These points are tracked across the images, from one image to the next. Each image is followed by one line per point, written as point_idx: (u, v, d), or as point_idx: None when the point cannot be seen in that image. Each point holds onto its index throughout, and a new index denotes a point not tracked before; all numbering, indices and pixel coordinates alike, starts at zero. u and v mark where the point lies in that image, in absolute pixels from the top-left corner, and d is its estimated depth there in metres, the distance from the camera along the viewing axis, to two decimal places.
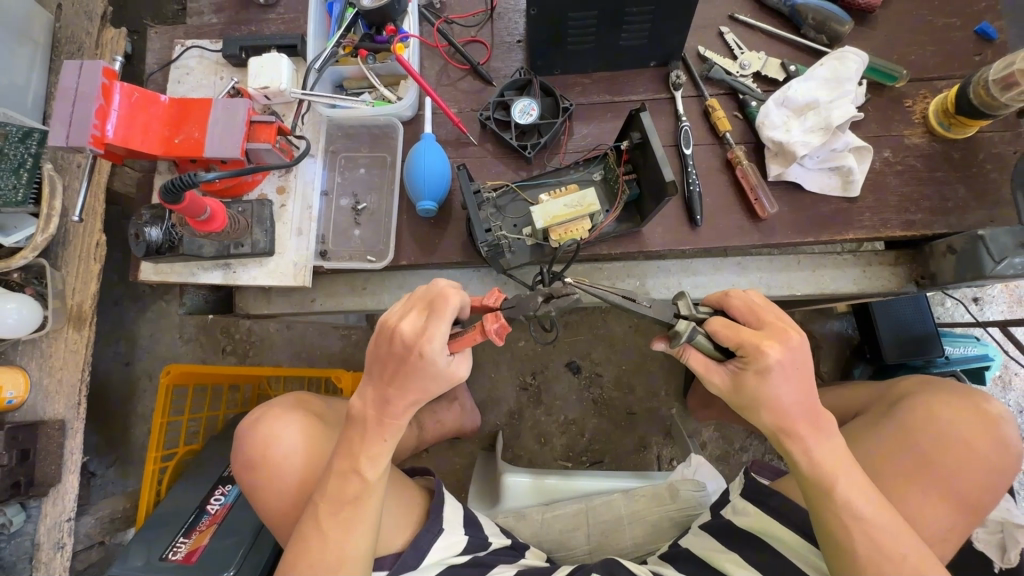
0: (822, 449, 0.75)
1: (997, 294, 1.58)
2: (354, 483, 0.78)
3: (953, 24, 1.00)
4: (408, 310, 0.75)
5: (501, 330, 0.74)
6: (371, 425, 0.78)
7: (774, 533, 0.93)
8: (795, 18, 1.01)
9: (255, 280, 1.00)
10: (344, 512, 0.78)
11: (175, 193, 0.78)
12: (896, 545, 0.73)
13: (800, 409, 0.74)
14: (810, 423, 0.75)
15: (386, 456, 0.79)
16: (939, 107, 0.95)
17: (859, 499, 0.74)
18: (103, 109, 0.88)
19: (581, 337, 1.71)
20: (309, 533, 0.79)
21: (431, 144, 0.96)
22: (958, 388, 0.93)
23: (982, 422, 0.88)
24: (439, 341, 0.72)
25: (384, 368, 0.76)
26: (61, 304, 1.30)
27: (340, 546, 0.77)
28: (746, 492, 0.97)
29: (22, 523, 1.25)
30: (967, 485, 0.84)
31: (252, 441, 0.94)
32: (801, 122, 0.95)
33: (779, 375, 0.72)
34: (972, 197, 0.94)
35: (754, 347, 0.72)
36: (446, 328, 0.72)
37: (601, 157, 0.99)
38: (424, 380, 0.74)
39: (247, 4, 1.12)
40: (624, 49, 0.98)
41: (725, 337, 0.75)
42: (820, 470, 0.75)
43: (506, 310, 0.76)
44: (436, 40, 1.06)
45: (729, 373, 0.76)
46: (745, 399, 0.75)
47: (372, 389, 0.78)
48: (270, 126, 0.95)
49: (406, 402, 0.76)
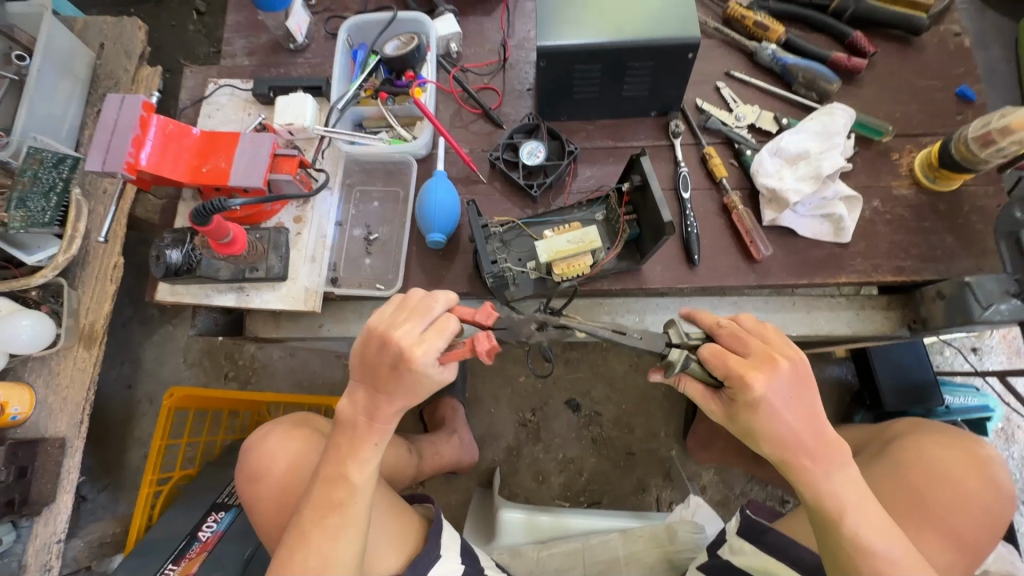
0: (830, 480, 0.75)
1: (995, 345, 1.61)
2: (342, 488, 0.79)
3: (935, 86, 1.07)
4: (403, 319, 0.76)
5: (490, 351, 0.75)
6: (360, 430, 0.80)
7: (771, 570, 0.91)
8: (786, 76, 1.08)
9: (267, 303, 1.04)
10: (331, 517, 0.78)
11: (204, 217, 0.84)
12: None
13: (803, 437, 0.74)
14: (818, 455, 0.75)
15: (375, 460, 0.81)
16: (924, 160, 1.00)
17: (854, 528, 0.74)
18: (140, 139, 0.95)
19: (581, 375, 1.72)
20: (295, 546, 0.78)
21: (441, 180, 1.02)
22: (951, 430, 0.94)
23: (973, 463, 0.89)
24: (431, 354, 0.74)
25: (373, 376, 0.77)
26: (74, 322, 1.34)
27: (325, 554, 0.77)
28: (741, 529, 0.95)
29: (12, 542, 1.24)
30: (968, 525, 0.84)
31: (256, 455, 0.96)
32: (793, 171, 1.00)
33: (767, 407, 0.73)
34: (960, 247, 0.98)
35: (740, 377, 0.73)
36: (440, 343, 0.74)
37: (603, 198, 1.04)
38: (414, 387, 0.76)
39: (280, 49, 1.21)
40: (627, 98, 1.05)
41: (714, 365, 0.75)
42: (829, 503, 0.75)
43: (498, 330, 0.78)
44: (451, 86, 1.13)
45: (724, 401, 0.77)
46: (741, 427, 0.76)
47: (362, 394, 0.80)
48: (292, 159, 1.01)
49: (394, 407, 0.78)
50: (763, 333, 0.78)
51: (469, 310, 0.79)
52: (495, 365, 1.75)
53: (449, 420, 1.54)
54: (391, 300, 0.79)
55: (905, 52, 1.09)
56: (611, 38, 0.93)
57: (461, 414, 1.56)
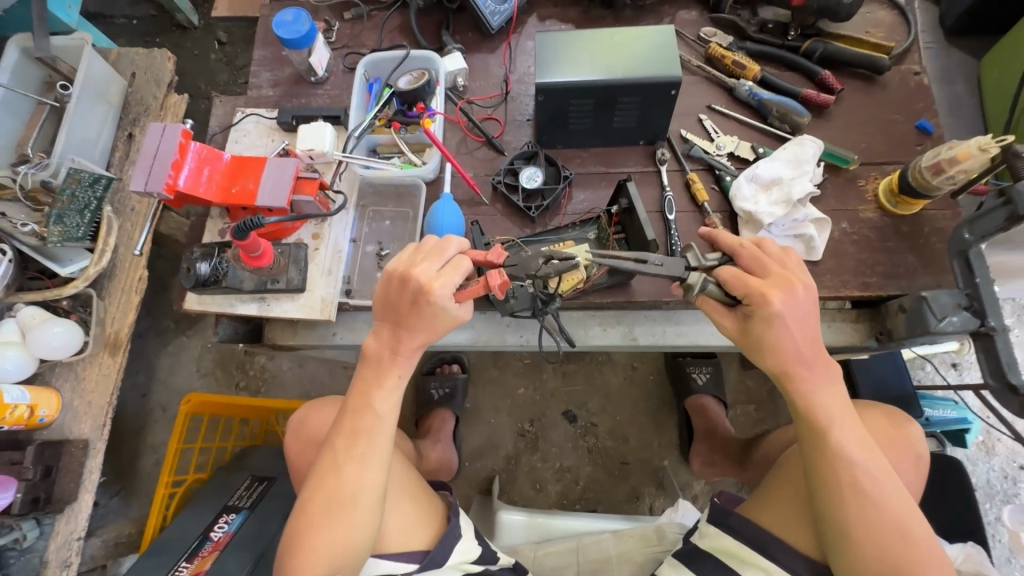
0: (821, 391, 0.82)
1: (973, 361, 1.69)
2: (368, 418, 0.86)
3: (898, 119, 1.18)
4: (421, 260, 0.84)
5: (502, 287, 0.84)
6: (385, 362, 0.87)
7: (734, 552, 0.96)
8: (762, 109, 1.19)
9: (286, 312, 1.13)
10: (359, 446, 0.85)
11: (244, 231, 0.95)
12: (883, 493, 0.79)
13: (803, 352, 0.82)
14: (816, 367, 0.82)
15: (398, 392, 0.87)
16: (887, 187, 1.10)
17: (837, 438, 0.81)
18: (178, 162, 1.05)
19: (578, 387, 1.79)
20: (324, 469, 0.85)
21: (448, 203, 1.11)
22: (870, 403, 1.05)
23: (893, 425, 0.99)
24: (448, 289, 0.82)
25: (395, 313, 0.85)
26: (101, 330, 1.43)
27: (356, 481, 0.84)
28: (711, 516, 1.01)
29: (35, 539, 1.31)
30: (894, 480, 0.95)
31: (303, 429, 1.08)
32: (768, 196, 1.10)
33: (782, 322, 0.80)
34: (921, 265, 1.07)
35: (760, 296, 0.80)
36: (456, 279, 0.83)
37: (595, 219, 1.13)
38: (434, 320, 0.84)
39: (301, 81, 1.33)
40: (617, 129, 1.16)
41: (734, 286, 0.83)
42: (817, 414, 0.82)
43: (510, 268, 0.86)
44: (458, 116, 1.24)
45: (738, 318, 0.86)
46: (751, 342, 0.84)
47: (386, 329, 0.87)
48: (313, 182, 1.12)
49: (415, 341, 0.86)
50: (784, 259, 0.86)
51: (481, 252, 0.88)
52: (495, 376, 1.83)
53: (437, 430, 1.63)
54: (406, 247, 0.87)
55: (870, 89, 1.20)
56: (602, 77, 1.04)
57: (451, 424, 1.66)
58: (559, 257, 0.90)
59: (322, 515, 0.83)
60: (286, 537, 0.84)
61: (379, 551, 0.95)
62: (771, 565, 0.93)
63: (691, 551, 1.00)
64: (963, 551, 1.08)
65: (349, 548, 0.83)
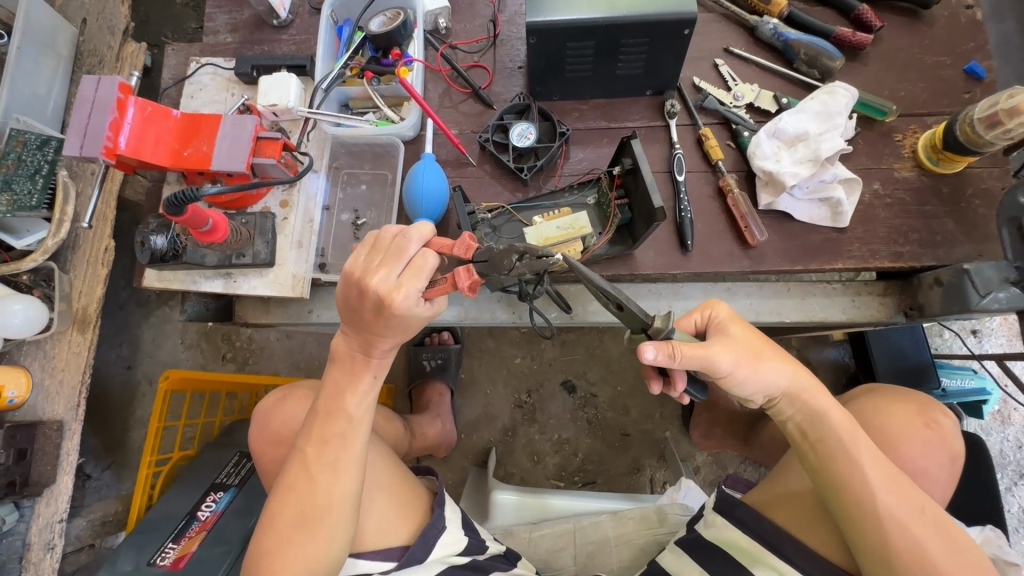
0: (831, 412, 0.79)
1: (995, 328, 1.60)
2: (341, 422, 0.80)
3: (944, 62, 1.03)
4: (378, 264, 0.73)
5: (473, 287, 0.75)
6: (357, 363, 0.81)
7: (741, 545, 0.89)
8: (788, 52, 1.03)
9: (254, 289, 1.03)
10: (331, 451, 0.80)
11: (177, 206, 0.81)
12: (897, 512, 0.75)
13: (800, 375, 0.80)
14: (817, 390, 0.80)
15: (371, 394, 0.82)
16: (928, 142, 0.97)
17: (861, 453, 0.77)
18: (118, 121, 0.93)
19: (577, 357, 1.71)
20: (297, 479, 0.81)
21: (430, 163, 0.99)
22: (903, 392, 0.97)
23: (929, 421, 0.90)
24: (412, 296, 0.72)
25: (359, 321, 0.76)
26: (67, 306, 1.33)
27: (329, 489, 0.80)
28: (717, 504, 0.94)
29: (15, 522, 1.25)
30: (929, 484, 0.88)
31: (274, 420, 1.03)
32: (790, 153, 0.97)
33: (757, 332, 0.80)
34: (961, 232, 0.96)
35: (721, 310, 0.83)
36: (419, 283, 0.72)
37: (595, 181, 1.02)
38: (402, 327, 0.75)
39: (263, 24, 1.17)
40: (622, 77, 1.02)
41: (692, 314, 0.84)
42: (831, 438, 0.79)
43: (478, 264, 0.75)
44: (439, 64, 1.09)
45: (719, 348, 0.79)
46: (743, 363, 0.78)
47: (353, 333, 0.79)
48: (275, 142, 0.98)
49: (387, 344, 0.78)
50: None
51: (446, 243, 0.77)
52: (490, 347, 1.75)
53: (434, 404, 1.57)
54: (363, 241, 0.76)
55: (914, 26, 1.04)
56: (603, 14, 0.89)
57: (447, 398, 1.59)
58: (534, 253, 0.74)
59: (298, 526, 0.79)
60: (258, 546, 0.81)
61: (357, 550, 0.90)
62: (781, 562, 0.85)
63: (695, 540, 0.95)
64: (982, 534, 1.00)
65: (323, 558, 0.80)
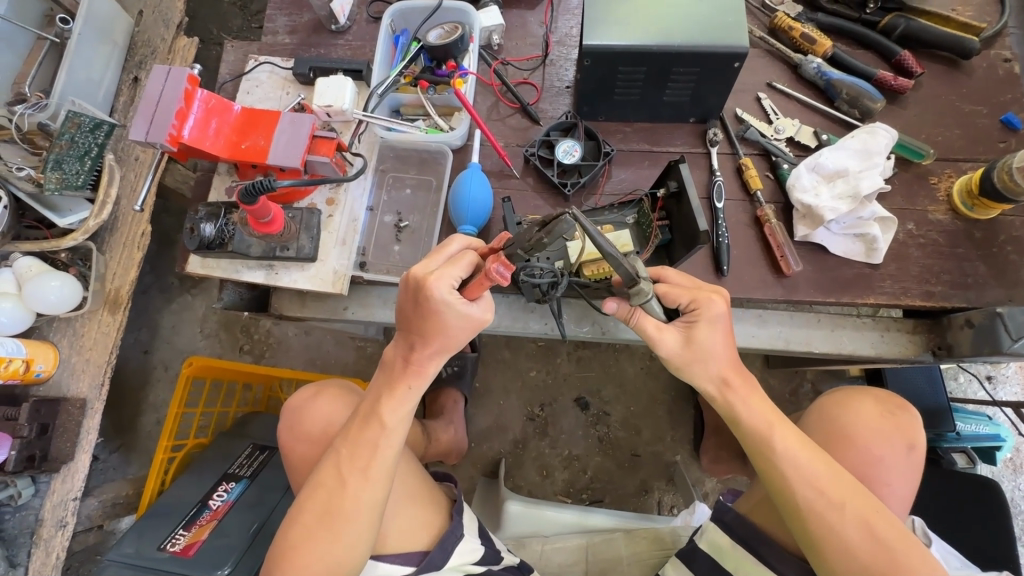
0: (748, 407, 0.83)
1: (1011, 374, 1.61)
2: (375, 428, 0.83)
3: (980, 111, 1.06)
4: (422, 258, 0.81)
5: (505, 271, 0.74)
6: (397, 371, 0.84)
7: (729, 551, 0.91)
8: (829, 91, 1.07)
9: (295, 283, 1.05)
10: (361, 456, 0.82)
11: (252, 195, 0.85)
12: (829, 494, 0.77)
13: (725, 358, 0.83)
14: (744, 384, 0.84)
15: (410, 405, 0.84)
16: (963, 187, 0.99)
17: (776, 443, 0.80)
18: (184, 111, 0.96)
19: (591, 373, 1.73)
20: (327, 477, 0.83)
21: (476, 173, 1.01)
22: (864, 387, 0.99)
23: (888, 413, 0.93)
24: (446, 283, 0.76)
25: (406, 319, 0.81)
26: (101, 286, 1.35)
27: (356, 494, 0.81)
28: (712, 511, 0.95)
29: (31, 497, 1.26)
30: (885, 473, 0.89)
31: (297, 419, 1.05)
32: (830, 188, 1.00)
33: (722, 325, 0.83)
34: (992, 277, 0.98)
35: (704, 298, 0.83)
36: (456, 272, 0.77)
37: (635, 202, 1.03)
38: (441, 322, 0.78)
39: (321, 29, 1.21)
40: (668, 103, 1.05)
41: (676, 295, 0.85)
42: (755, 424, 0.82)
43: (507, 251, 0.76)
44: (490, 79, 1.13)
45: (679, 330, 0.84)
46: (693, 352, 0.83)
47: (401, 338, 0.83)
48: (331, 142, 1.01)
49: (431, 349, 0.81)
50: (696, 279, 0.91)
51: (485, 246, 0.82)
52: (507, 358, 1.76)
53: (448, 410, 1.58)
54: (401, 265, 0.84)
55: (952, 74, 1.08)
56: (659, 42, 0.92)
57: (461, 406, 1.60)
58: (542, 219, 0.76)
59: (320, 524, 0.81)
60: (280, 542, 0.83)
61: (377, 553, 0.91)
62: (763, 567, 0.88)
63: (692, 551, 0.95)
64: None
65: (344, 559, 0.80)
